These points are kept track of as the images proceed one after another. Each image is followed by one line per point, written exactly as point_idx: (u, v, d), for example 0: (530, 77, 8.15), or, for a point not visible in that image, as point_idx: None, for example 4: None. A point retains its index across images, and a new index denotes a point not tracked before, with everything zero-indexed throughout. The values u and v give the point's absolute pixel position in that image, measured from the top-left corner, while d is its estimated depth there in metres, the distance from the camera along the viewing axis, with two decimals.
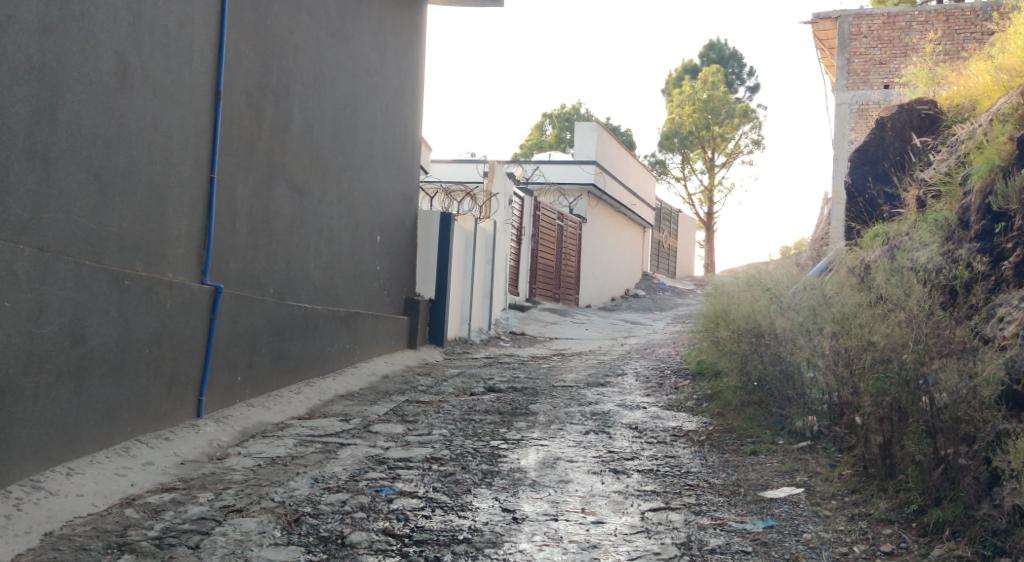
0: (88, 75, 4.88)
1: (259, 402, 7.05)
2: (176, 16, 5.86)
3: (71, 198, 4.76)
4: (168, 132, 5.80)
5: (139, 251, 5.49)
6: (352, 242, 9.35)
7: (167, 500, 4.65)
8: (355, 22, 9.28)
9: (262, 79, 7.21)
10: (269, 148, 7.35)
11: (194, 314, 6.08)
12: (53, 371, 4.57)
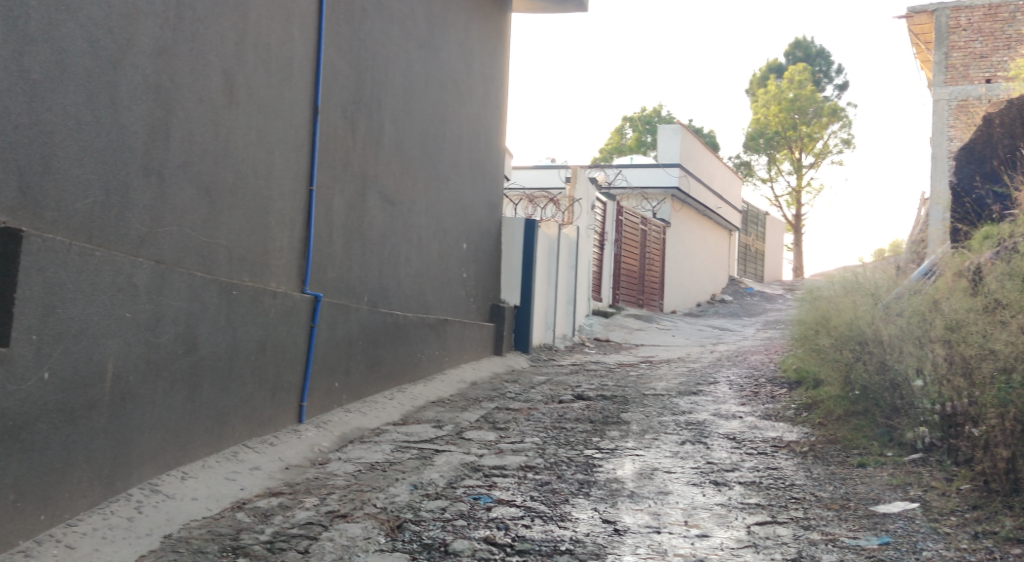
0: (197, 92, 5.06)
1: (356, 407, 7.19)
2: (278, 34, 6.04)
3: (183, 212, 4.94)
4: (271, 146, 5.97)
5: (245, 262, 5.66)
6: (440, 250, 9.46)
7: (275, 504, 4.78)
8: (443, 33, 9.42)
9: (356, 91, 7.37)
10: (362, 159, 7.50)
11: (296, 322, 6.24)
12: (169, 378, 4.72)
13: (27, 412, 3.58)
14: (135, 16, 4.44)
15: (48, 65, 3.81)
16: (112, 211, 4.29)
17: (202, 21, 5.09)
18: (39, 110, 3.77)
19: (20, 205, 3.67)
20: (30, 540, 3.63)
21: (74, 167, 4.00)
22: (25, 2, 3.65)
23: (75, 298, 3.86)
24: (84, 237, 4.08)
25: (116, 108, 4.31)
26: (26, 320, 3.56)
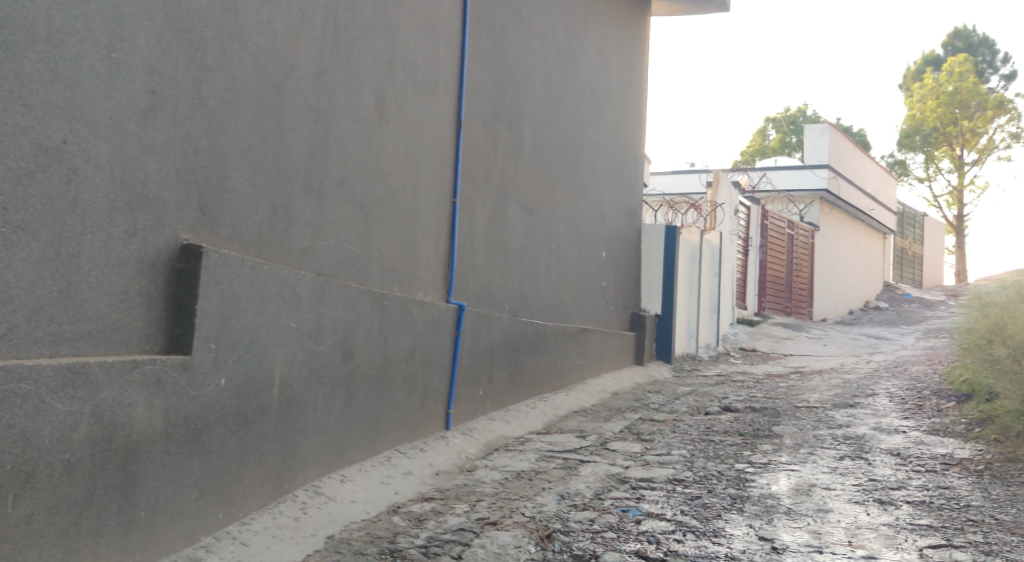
0: (351, 111, 5.28)
1: (500, 415, 7.30)
2: (424, 51, 6.22)
3: (340, 226, 5.16)
4: (418, 161, 6.15)
5: (395, 272, 5.86)
6: (580, 258, 9.47)
7: (428, 509, 4.90)
8: (582, 41, 9.45)
9: (497, 104, 7.50)
10: (503, 169, 7.62)
11: (442, 331, 6.39)
12: (328, 385, 4.92)
13: (207, 415, 3.81)
14: (296, 41, 4.68)
15: (222, 91, 4.07)
16: (277, 227, 4.53)
17: (356, 43, 5.31)
18: (216, 134, 4.03)
19: (200, 223, 3.92)
20: (210, 536, 3.87)
21: (244, 187, 4.25)
22: (203, 35, 3.92)
23: (246, 309, 4.08)
24: (254, 251, 4.34)
25: (280, 129, 4.55)
26: (205, 329, 3.79)
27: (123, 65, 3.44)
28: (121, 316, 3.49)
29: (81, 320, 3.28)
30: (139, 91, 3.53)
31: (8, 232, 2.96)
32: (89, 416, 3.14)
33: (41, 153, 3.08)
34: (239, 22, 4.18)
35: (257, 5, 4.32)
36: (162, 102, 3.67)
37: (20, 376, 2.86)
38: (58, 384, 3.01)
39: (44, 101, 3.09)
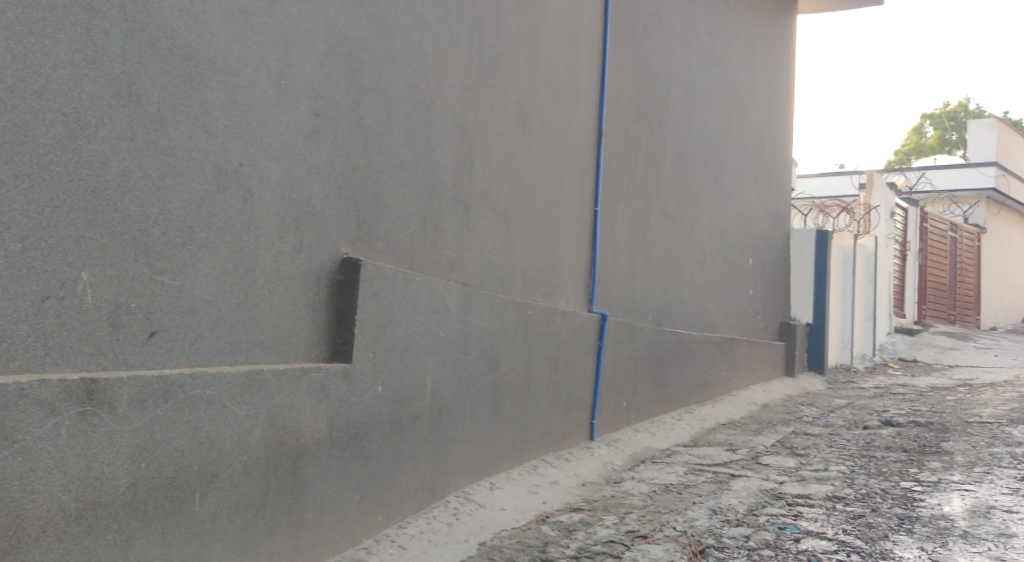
0: (496, 124, 5.38)
1: (645, 427, 7.23)
2: (566, 62, 6.27)
3: (485, 237, 5.27)
4: (561, 171, 6.21)
5: (538, 282, 5.93)
6: (725, 266, 9.26)
7: (577, 520, 4.90)
8: (725, 43, 9.26)
9: (639, 111, 7.46)
10: (645, 177, 7.56)
11: (586, 340, 6.40)
12: (476, 393, 5.01)
13: (366, 422, 3.97)
14: (445, 59, 4.83)
15: (378, 111, 4.25)
16: (427, 240, 4.67)
17: (501, 57, 5.42)
18: (372, 152, 4.21)
19: (358, 237, 4.10)
20: (370, 538, 4.03)
21: (398, 202, 4.41)
22: (360, 58, 4.10)
23: (400, 320, 4.22)
24: (406, 264, 4.49)
25: (430, 145, 4.69)
26: (364, 339, 3.94)
27: (290, 91, 3.66)
28: (289, 326, 3.69)
29: (255, 330, 3.49)
30: (304, 114, 3.74)
31: (194, 249, 3.19)
32: (263, 421, 3.34)
33: (222, 176, 3.31)
34: (393, 44, 4.35)
35: (409, 27, 4.48)
36: (326, 124, 3.88)
37: (206, 382, 3.06)
38: (237, 390, 3.21)
39: (224, 128, 3.32)
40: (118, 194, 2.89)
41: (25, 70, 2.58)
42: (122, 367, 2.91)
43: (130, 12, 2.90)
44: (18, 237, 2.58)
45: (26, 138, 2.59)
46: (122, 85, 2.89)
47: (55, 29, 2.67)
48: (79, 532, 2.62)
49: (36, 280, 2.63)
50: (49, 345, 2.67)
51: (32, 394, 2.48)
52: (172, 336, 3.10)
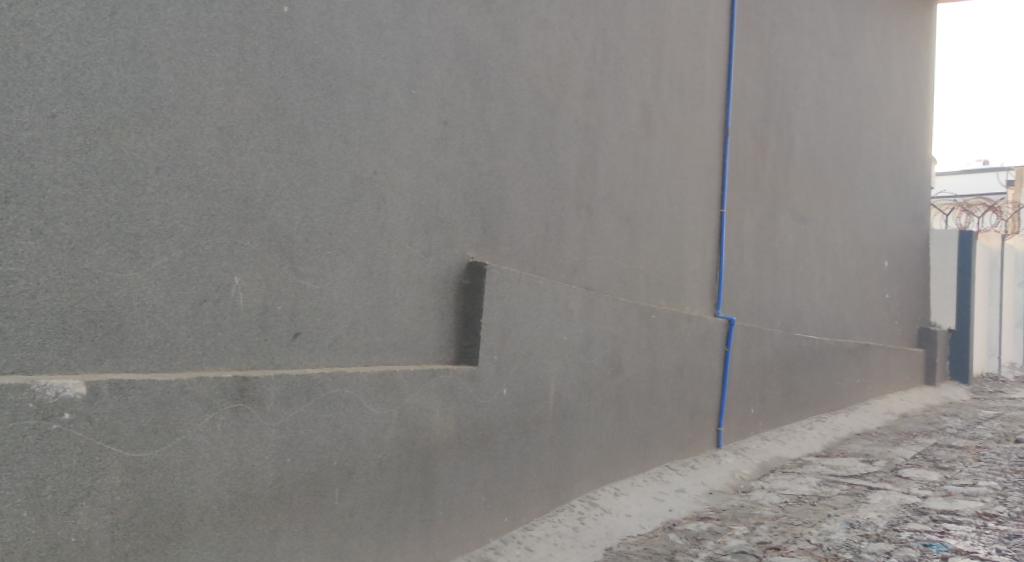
0: (620, 126, 5.36)
1: (774, 435, 7.03)
2: (691, 61, 6.18)
3: (609, 241, 5.25)
4: (685, 172, 6.12)
5: (662, 286, 5.87)
6: (859, 269, 8.89)
7: (705, 529, 4.81)
8: (859, 36, 8.91)
9: (766, 110, 7.27)
10: (774, 178, 7.36)
11: (712, 345, 6.28)
12: (600, 397, 5.00)
13: (492, 424, 4.03)
14: (570, 63, 4.85)
15: (503, 116, 4.31)
16: (550, 243, 4.70)
17: (624, 58, 5.40)
18: (497, 158, 4.27)
19: (483, 241, 4.17)
20: (498, 540, 4.09)
21: (522, 207, 4.46)
22: (487, 65, 4.18)
23: (526, 322, 4.26)
24: (530, 267, 4.54)
25: (554, 149, 4.72)
26: (491, 341, 4.00)
27: (422, 99, 3.76)
28: (419, 328, 3.79)
29: (388, 332, 3.61)
30: (434, 122, 3.84)
31: (333, 254, 3.33)
32: (396, 420, 3.44)
33: (357, 184, 3.43)
34: (518, 50, 4.41)
35: (534, 32, 4.53)
36: (453, 131, 3.97)
37: (344, 382, 3.19)
38: (372, 389, 3.32)
39: (360, 137, 3.44)
40: (267, 202, 3.06)
41: (186, 87, 2.77)
42: (270, 367, 3.07)
43: (276, 29, 3.07)
44: (180, 244, 2.77)
45: (187, 151, 2.78)
46: (269, 100, 3.06)
47: (212, 48, 2.85)
48: (232, 522, 2.78)
49: (195, 284, 2.81)
50: (206, 345, 2.85)
51: (191, 390, 2.65)
52: (314, 337, 3.25)
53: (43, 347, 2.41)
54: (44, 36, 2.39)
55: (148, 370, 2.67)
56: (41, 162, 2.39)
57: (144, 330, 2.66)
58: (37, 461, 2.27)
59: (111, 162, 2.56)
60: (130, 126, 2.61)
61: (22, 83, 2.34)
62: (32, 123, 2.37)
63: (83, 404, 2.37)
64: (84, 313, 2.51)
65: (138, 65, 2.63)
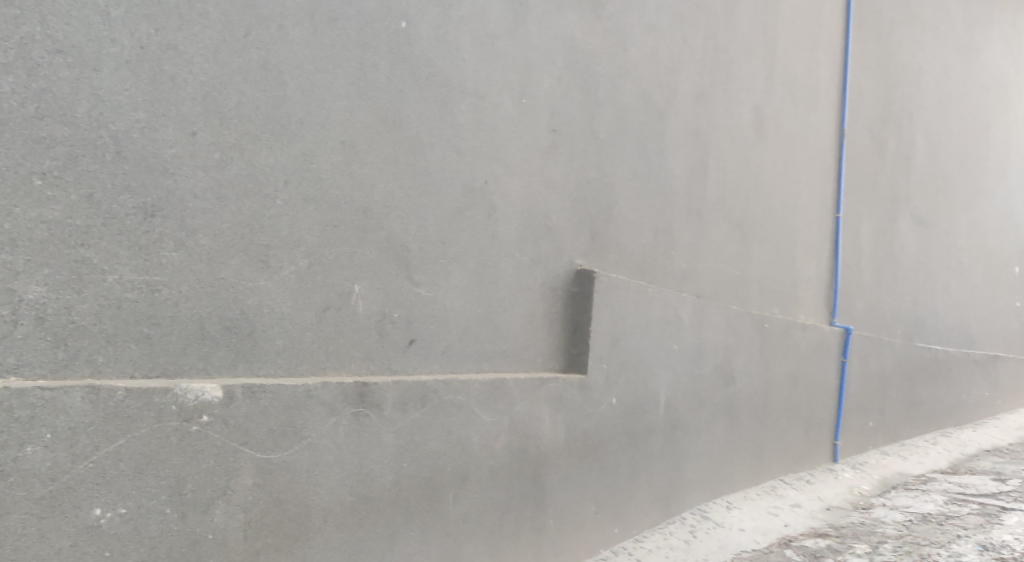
0: (731, 130, 5.26)
1: (894, 450, 6.75)
2: (805, 62, 6.01)
3: (719, 247, 5.16)
4: (799, 176, 5.96)
5: (775, 294, 5.72)
6: (986, 275, 8.44)
7: (824, 546, 4.64)
8: (985, 30, 8.46)
9: (885, 110, 7.00)
10: (893, 182, 7.08)
11: (828, 355, 6.07)
12: (711, 408, 4.90)
13: (602, 433, 4.02)
14: (679, 67, 4.79)
15: (611, 123, 4.30)
16: (659, 250, 4.65)
17: (735, 61, 5.29)
18: (606, 164, 4.26)
19: (592, 248, 4.16)
20: (608, 550, 4.07)
21: (630, 213, 4.43)
22: (596, 72, 4.17)
23: (637, 331, 4.22)
24: (639, 275, 4.50)
25: (663, 154, 4.67)
26: (602, 350, 3.98)
27: (531, 108, 3.79)
28: (528, 336, 3.81)
29: (498, 339, 3.64)
30: (543, 131, 3.86)
31: (446, 262, 3.39)
32: (508, 427, 3.47)
33: (470, 193, 3.49)
34: (627, 56, 4.38)
35: (643, 38, 4.50)
36: (562, 139, 3.98)
37: (457, 389, 3.23)
38: (484, 396, 3.36)
39: (472, 147, 3.50)
40: (384, 213, 3.14)
41: (311, 103, 2.89)
42: (388, 372, 3.14)
43: (394, 45, 3.16)
44: (305, 254, 2.88)
45: (312, 164, 2.89)
46: (387, 113, 3.14)
47: (335, 65, 2.96)
48: (353, 524, 2.86)
49: (319, 292, 2.92)
50: (328, 351, 2.94)
51: (316, 395, 2.75)
52: (428, 344, 3.31)
53: (184, 352, 2.57)
54: (186, 58, 2.58)
55: (276, 374, 2.78)
56: (184, 178, 2.58)
57: (273, 337, 2.78)
58: (178, 461, 2.42)
59: (244, 177, 2.72)
60: (261, 142, 2.75)
61: (166, 104, 2.54)
62: (175, 141, 2.56)
63: (220, 407, 2.51)
64: (220, 320, 2.65)
65: (269, 84, 2.78)
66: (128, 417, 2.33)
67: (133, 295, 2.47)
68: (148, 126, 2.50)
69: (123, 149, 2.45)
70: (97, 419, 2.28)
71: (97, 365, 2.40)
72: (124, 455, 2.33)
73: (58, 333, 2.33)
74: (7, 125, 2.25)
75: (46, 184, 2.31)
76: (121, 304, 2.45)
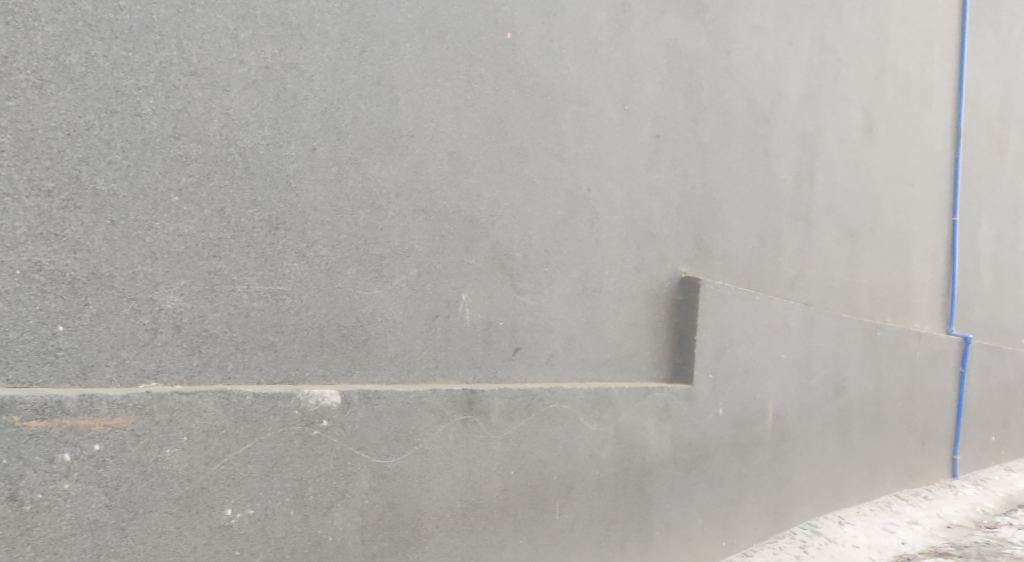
0: (841, 132, 5.10)
1: (1018, 466, 6.39)
2: (917, 60, 5.78)
3: (829, 253, 5.01)
4: (913, 178, 5.73)
5: (888, 301, 5.51)
6: None
7: None
8: None
9: (1005, 107, 6.66)
10: (1014, 184, 6.72)
11: (945, 365, 5.80)
12: (822, 420, 4.75)
13: (708, 444, 3.94)
14: (786, 69, 4.68)
15: (716, 128, 4.23)
16: (765, 257, 4.54)
17: (844, 61, 5.14)
18: (710, 170, 4.19)
19: (696, 256, 4.10)
20: None
21: (736, 220, 4.34)
22: (699, 76, 4.11)
23: (745, 340, 4.12)
24: (746, 282, 4.40)
25: (769, 159, 4.56)
26: (709, 359, 3.91)
27: (634, 115, 3.77)
28: (632, 344, 3.77)
29: (602, 348, 3.62)
30: (646, 137, 3.83)
31: (550, 271, 3.40)
32: (613, 437, 3.45)
33: (573, 201, 3.49)
34: (732, 59, 4.30)
35: (748, 40, 4.41)
36: (666, 144, 3.93)
37: (562, 397, 3.23)
38: (589, 405, 3.35)
39: (575, 155, 3.50)
40: (490, 222, 3.17)
41: (421, 116, 2.95)
42: (495, 381, 3.17)
43: (500, 56, 3.19)
44: (415, 263, 2.94)
45: (421, 176, 2.95)
46: (493, 123, 3.17)
47: (444, 79, 3.01)
48: (464, 530, 2.89)
49: (429, 301, 2.97)
50: (437, 359, 2.99)
51: (427, 402, 2.79)
52: (533, 352, 3.32)
53: (305, 359, 2.66)
54: (307, 77, 2.67)
55: (389, 381, 2.84)
56: (305, 192, 2.66)
57: (386, 344, 2.85)
58: (301, 464, 2.51)
59: (360, 190, 2.79)
60: (375, 155, 2.83)
61: (288, 121, 2.63)
62: (297, 156, 2.65)
63: (338, 412, 2.58)
64: (337, 328, 2.73)
65: (382, 99, 2.85)
66: (256, 420, 2.43)
67: (259, 304, 2.57)
68: (273, 143, 2.60)
69: (250, 165, 2.55)
70: (229, 423, 2.38)
71: (227, 371, 2.50)
72: (252, 457, 2.42)
73: (193, 340, 2.44)
74: (149, 145, 2.38)
75: (182, 200, 2.43)
76: (249, 312, 2.55)
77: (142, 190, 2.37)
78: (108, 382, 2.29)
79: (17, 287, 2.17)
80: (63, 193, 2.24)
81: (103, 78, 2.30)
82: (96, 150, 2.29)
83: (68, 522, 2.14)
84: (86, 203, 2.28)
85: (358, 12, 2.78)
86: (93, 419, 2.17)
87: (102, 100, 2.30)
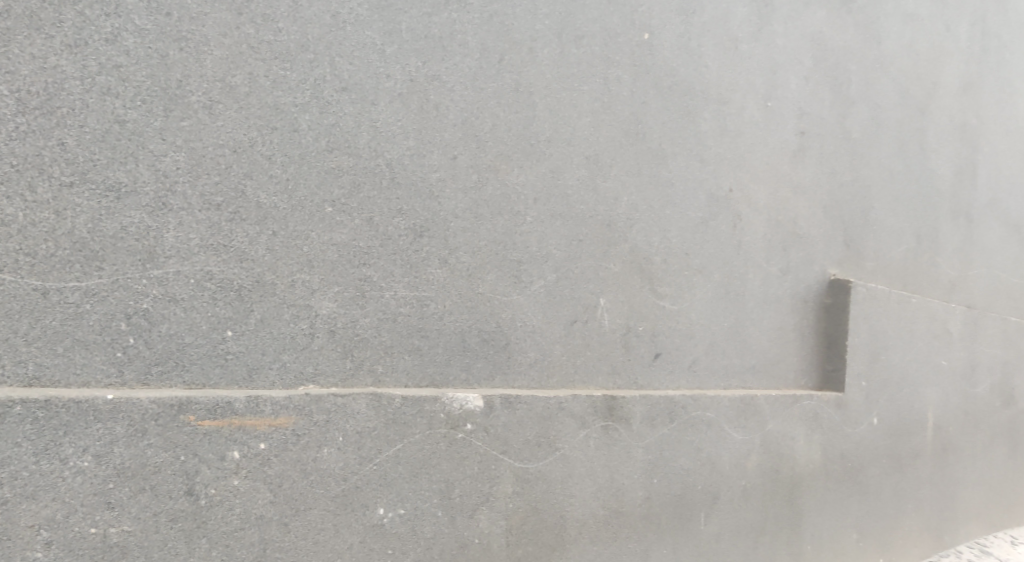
0: (1005, 122, 4.76)
1: None
2: None
3: (993, 252, 4.68)
4: None
5: None
6: None
7: None
8: None
9: None
10: None
11: None
12: (989, 431, 4.43)
13: (862, 454, 3.75)
14: (942, 58, 4.41)
15: (866, 122, 4.03)
16: (922, 258, 4.29)
17: (1008, 46, 4.79)
18: (860, 166, 4.00)
19: (846, 257, 3.92)
20: None
21: (888, 218, 4.12)
22: (847, 68, 3.94)
23: (902, 345, 3.90)
24: (900, 284, 4.17)
25: (924, 153, 4.31)
26: (862, 366, 3.73)
27: (778, 111, 3.65)
28: (779, 350, 3.64)
29: (747, 353, 3.52)
30: (791, 134, 3.70)
31: (690, 274, 3.33)
32: (759, 446, 3.34)
33: (714, 202, 3.41)
34: (882, 49, 4.10)
35: (900, 28, 4.19)
36: (812, 141, 3.79)
37: (706, 404, 3.16)
38: (734, 412, 3.25)
39: (716, 155, 3.42)
40: (628, 226, 3.14)
41: (558, 121, 2.96)
42: (636, 386, 3.13)
43: (638, 56, 3.16)
44: (553, 268, 2.94)
45: (559, 181, 2.96)
46: (631, 126, 3.15)
47: (582, 83, 3.02)
48: (607, 536, 2.87)
49: (568, 306, 2.97)
50: (578, 363, 2.98)
51: (568, 407, 2.79)
52: (674, 357, 3.26)
53: (449, 363, 2.71)
54: (449, 87, 2.73)
55: (531, 386, 2.86)
56: (447, 200, 2.72)
57: (526, 349, 2.86)
58: (447, 466, 2.56)
59: (499, 196, 2.83)
60: (514, 162, 2.86)
61: (431, 131, 2.70)
62: (439, 165, 2.71)
63: (482, 416, 2.62)
64: (478, 333, 2.77)
65: (521, 105, 2.88)
66: (405, 423, 2.50)
67: (405, 310, 2.64)
68: (416, 154, 2.67)
69: (397, 175, 2.64)
70: (379, 424, 2.46)
71: (377, 374, 2.58)
72: (402, 459, 2.49)
73: (346, 345, 2.54)
74: (305, 159, 2.50)
75: (335, 211, 2.54)
76: (396, 318, 2.62)
77: (300, 201, 2.49)
78: (271, 385, 2.42)
79: (192, 295, 2.34)
80: (231, 207, 2.40)
81: (265, 97, 2.45)
82: (259, 165, 2.44)
83: (237, 517, 2.27)
84: (250, 216, 2.42)
85: (497, 22, 2.83)
86: (259, 419, 2.31)
87: (264, 118, 2.45)
